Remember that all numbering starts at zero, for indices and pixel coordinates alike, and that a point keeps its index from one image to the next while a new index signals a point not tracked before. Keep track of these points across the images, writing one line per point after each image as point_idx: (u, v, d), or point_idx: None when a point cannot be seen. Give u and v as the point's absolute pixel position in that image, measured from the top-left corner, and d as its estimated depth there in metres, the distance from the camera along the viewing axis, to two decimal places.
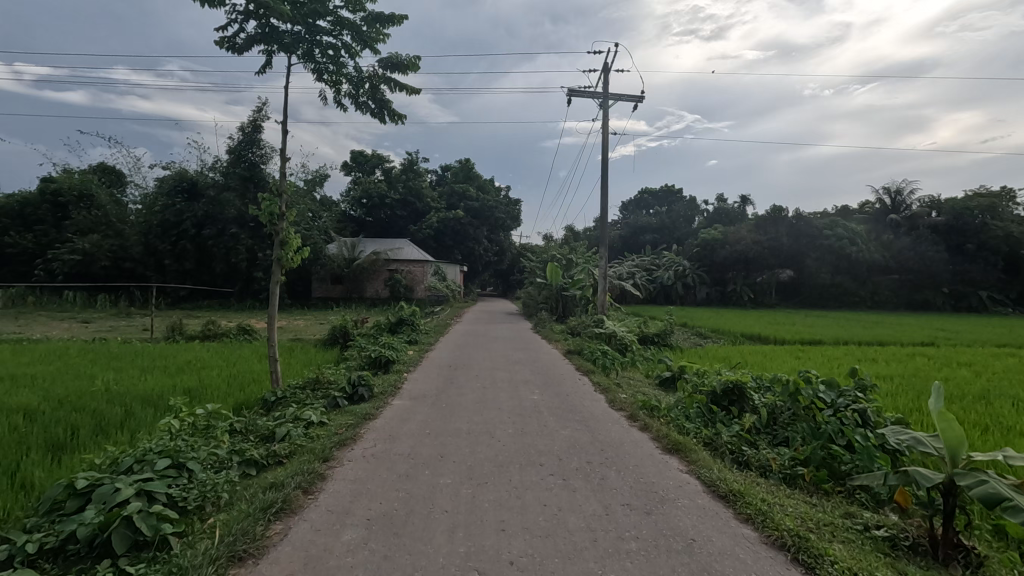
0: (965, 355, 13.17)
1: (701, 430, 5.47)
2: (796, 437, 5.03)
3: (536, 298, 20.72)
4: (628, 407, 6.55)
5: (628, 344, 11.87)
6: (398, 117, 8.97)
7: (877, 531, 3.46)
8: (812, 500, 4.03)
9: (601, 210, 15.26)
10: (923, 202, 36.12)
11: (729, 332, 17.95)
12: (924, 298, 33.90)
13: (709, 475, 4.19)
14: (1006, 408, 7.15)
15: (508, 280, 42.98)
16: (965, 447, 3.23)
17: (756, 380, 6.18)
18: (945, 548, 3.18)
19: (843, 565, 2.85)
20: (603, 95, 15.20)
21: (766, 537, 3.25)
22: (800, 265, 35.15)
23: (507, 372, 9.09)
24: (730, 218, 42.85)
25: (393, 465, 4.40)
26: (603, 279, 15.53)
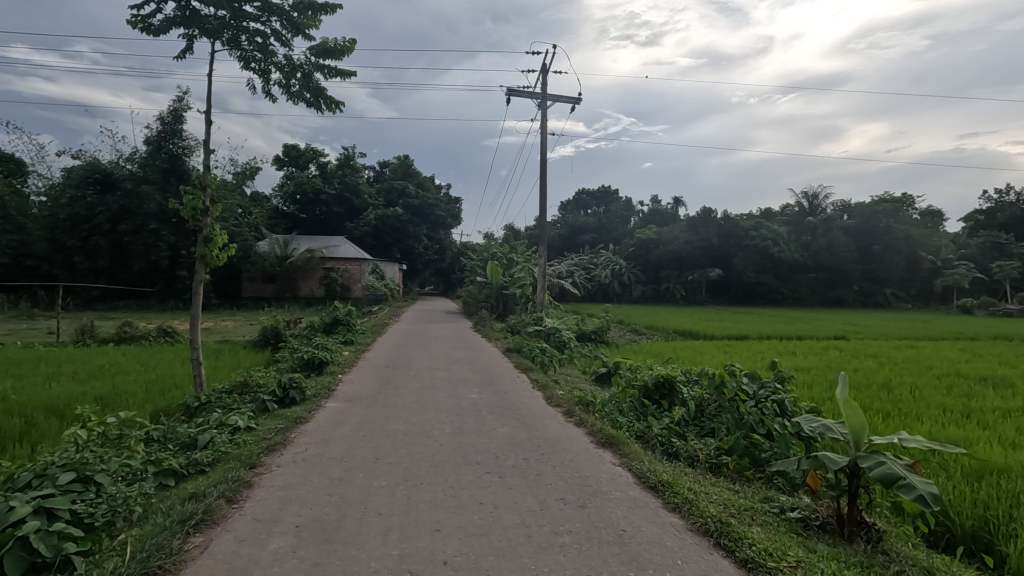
0: (872, 347, 14.29)
1: (633, 423, 5.67)
2: (721, 428, 5.30)
3: (476, 297, 20.68)
4: (565, 402, 6.68)
5: (566, 342, 12.08)
6: (333, 105, 8.70)
7: (792, 513, 3.70)
8: (734, 486, 4.26)
9: (540, 209, 15.44)
10: (836, 206, 38.75)
11: (662, 329, 18.63)
12: (838, 295, 36.40)
13: (640, 467, 4.34)
14: (904, 395, 7.85)
15: (448, 279, 42.65)
16: (867, 432, 3.50)
17: (685, 374, 6.45)
18: (849, 526, 3.43)
19: (759, 547, 3.02)
20: (541, 96, 15.37)
21: (692, 524, 3.40)
22: (727, 264, 37.10)
23: (446, 371, 9.02)
24: (665, 219, 44.44)
25: (326, 469, 4.27)
26: (542, 277, 15.71)
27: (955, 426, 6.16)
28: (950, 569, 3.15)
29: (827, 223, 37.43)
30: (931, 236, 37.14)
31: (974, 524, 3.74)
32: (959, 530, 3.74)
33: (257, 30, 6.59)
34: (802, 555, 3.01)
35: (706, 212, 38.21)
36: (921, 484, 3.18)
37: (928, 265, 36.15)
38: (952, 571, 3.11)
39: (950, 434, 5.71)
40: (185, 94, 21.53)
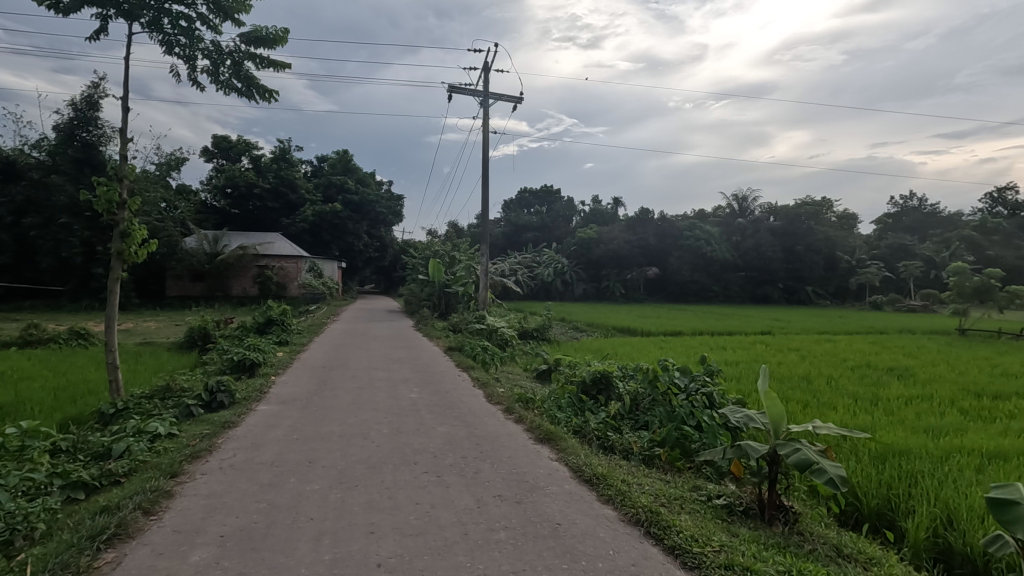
0: (795, 341, 15.22)
1: (570, 419, 5.78)
2: (654, 421, 5.48)
3: (418, 295, 20.43)
4: (505, 400, 6.72)
5: (509, 340, 12.11)
6: (267, 95, 8.33)
7: (717, 500, 3.89)
8: (666, 477, 4.42)
9: (482, 207, 15.44)
10: (763, 208, 40.93)
11: (602, 326, 19.08)
12: (765, 293, 38.51)
13: (575, 461, 4.44)
14: (819, 385, 8.45)
15: (390, 277, 41.88)
16: (785, 420, 3.73)
17: (621, 369, 6.63)
18: (770, 510, 3.64)
19: (686, 533, 3.16)
20: (483, 94, 15.36)
21: (624, 514, 3.50)
22: (664, 263, 38.57)
23: (386, 371, 8.86)
24: (605, 218, 45.49)
25: (254, 475, 4.09)
26: (484, 275, 15.73)
27: (865, 414, 6.67)
28: (856, 544, 3.40)
29: (755, 224, 39.49)
30: (847, 237, 39.96)
31: (878, 503, 4.06)
32: (867, 509, 4.05)
33: (181, 13, 6.21)
34: (726, 539, 3.16)
35: (644, 212, 39.52)
36: (831, 468, 3.41)
37: (845, 264, 38.87)
38: (859, 547, 3.37)
39: (859, 421, 6.19)
40: (101, 80, 20.00)
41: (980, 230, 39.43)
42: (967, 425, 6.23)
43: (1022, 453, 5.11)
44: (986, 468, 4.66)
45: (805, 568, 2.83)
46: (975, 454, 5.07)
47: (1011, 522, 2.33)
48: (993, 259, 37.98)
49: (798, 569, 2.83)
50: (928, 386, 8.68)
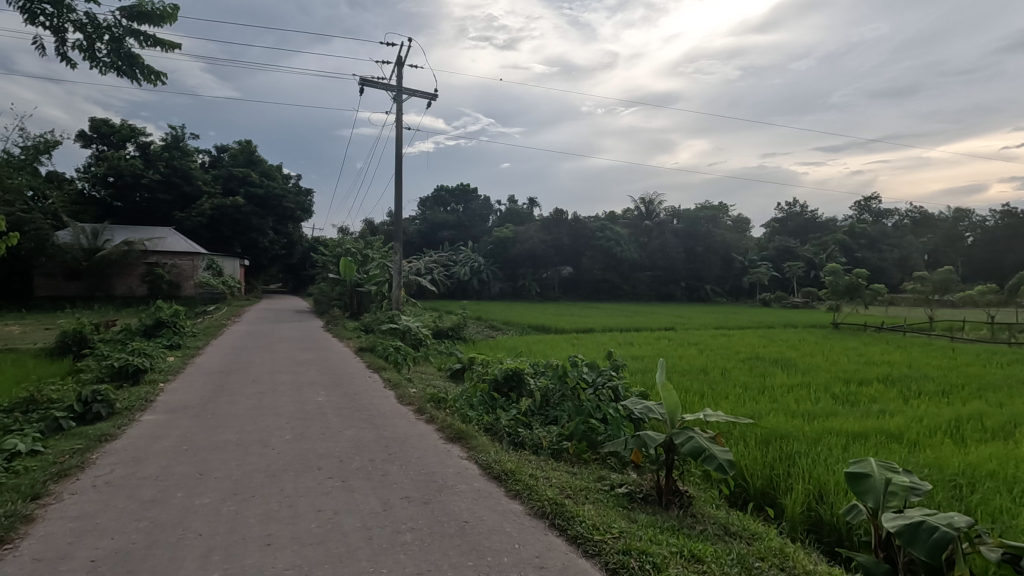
0: (695, 336, 16.26)
1: (482, 417, 5.82)
2: (563, 415, 5.62)
3: (328, 294, 19.67)
4: (417, 400, 6.63)
5: (423, 339, 11.95)
6: (153, 77, 7.66)
7: (619, 489, 4.08)
8: (573, 469, 4.58)
9: (396, 204, 15.10)
10: (667, 211, 43.37)
11: (517, 324, 19.35)
12: (669, 291, 40.84)
13: (485, 458, 4.47)
14: (715, 376, 9.11)
15: (298, 275, 39.93)
16: (681, 410, 3.97)
17: (532, 366, 6.75)
18: (667, 495, 3.86)
19: (588, 523, 3.27)
20: (396, 89, 15.04)
21: (530, 508, 3.57)
22: (577, 263, 39.81)
23: (291, 374, 8.44)
24: (521, 218, 46.10)
25: (135, 492, 3.73)
26: (398, 274, 15.38)
27: (753, 402, 7.28)
28: (741, 523, 3.70)
29: (661, 226, 41.76)
30: (741, 240, 43.31)
31: (762, 483, 4.44)
32: (752, 489, 4.42)
33: None
34: (625, 525, 3.33)
35: (559, 213, 40.54)
36: (720, 452, 3.66)
37: (739, 264, 42.05)
38: (743, 524, 3.66)
39: (747, 409, 6.74)
40: None
41: (850, 235, 44.25)
42: (837, 409, 6.98)
43: (880, 432, 5.79)
44: (851, 446, 5.23)
45: (695, 548, 3.04)
46: (843, 434, 5.68)
47: (863, 492, 2.62)
48: (861, 261, 42.80)
49: (689, 550, 3.03)
50: (807, 375, 9.60)
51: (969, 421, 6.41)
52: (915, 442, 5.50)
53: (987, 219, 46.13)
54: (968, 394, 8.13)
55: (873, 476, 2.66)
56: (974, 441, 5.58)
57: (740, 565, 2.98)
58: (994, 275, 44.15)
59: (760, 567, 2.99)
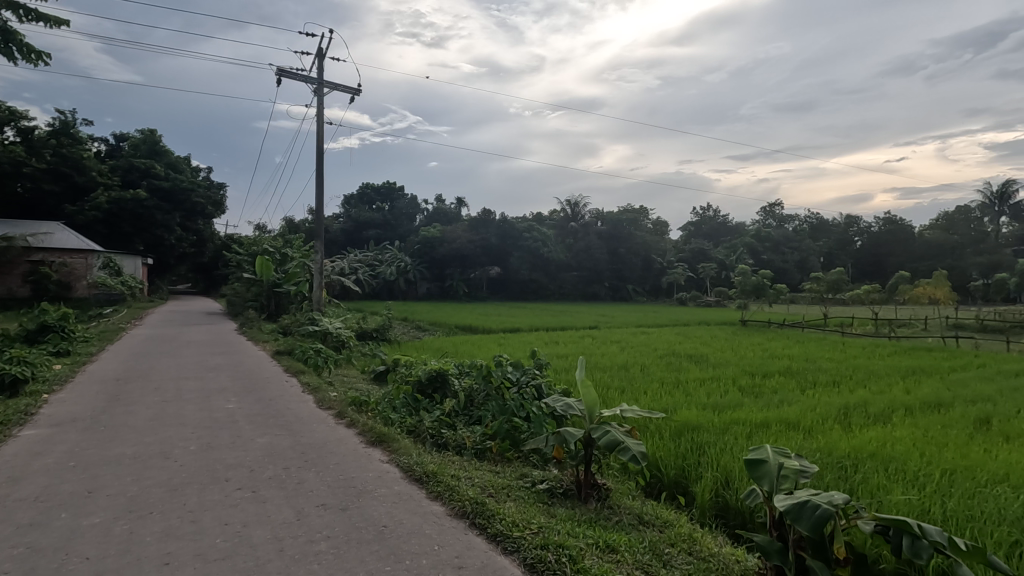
0: (616, 334, 16.87)
1: (405, 419, 5.74)
2: (487, 415, 5.63)
3: (243, 295, 18.63)
4: (337, 405, 6.40)
5: (345, 342, 11.55)
6: (36, 57, 6.97)
7: (540, 485, 4.15)
8: (496, 468, 4.61)
9: (317, 201, 14.53)
10: (592, 213, 44.61)
11: (444, 324, 19.20)
12: (594, 291, 42.09)
13: (406, 461, 4.40)
14: (633, 372, 9.51)
15: (210, 275, 37.50)
16: (598, 406, 4.10)
17: (457, 366, 6.72)
18: (586, 488, 3.97)
19: (508, 520, 3.31)
20: (317, 82, 14.46)
21: (451, 509, 3.56)
22: (504, 263, 40.16)
23: (198, 381, 7.88)
24: (448, 218, 45.74)
25: (9, 517, 3.35)
26: (318, 273, 14.77)
27: (668, 395, 7.66)
28: (654, 511, 3.88)
29: (586, 227, 42.93)
30: (660, 242, 45.38)
31: (674, 472, 4.69)
32: (666, 479, 4.66)
33: None
34: (544, 520, 3.40)
35: (487, 213, 40.65)
36: (634, 445, 3.80)
37: (658, 265, 44.06)
38: (656, 513, 3.84)
39: (663, 403, 7.08)
40: None
41: (757, 238, 47.59)
42: (743, 400, 7.50)
43: (779, 421, 6.27)
44: (755, 435, 5.61)
45: (609, 539, 3.16)
46: (747, 423, 6.11)
47: (759, 476, 2.83)
48: (766, 262, 46.13)
49: (604, 540, 3.15)
50: (717, 369, 10.22)
51: (855, 408, 7.08)
52: (809, 429, 6.01)
53: (871, 225, 51.25)
54: (854, 382, 9.03)
55: (768, 461, 2.87)
56: (858, 426, 6.18)
57: (653, 553, 3.12)
58: (877, 274, 49.28)
59: (669, 552, 3.15)
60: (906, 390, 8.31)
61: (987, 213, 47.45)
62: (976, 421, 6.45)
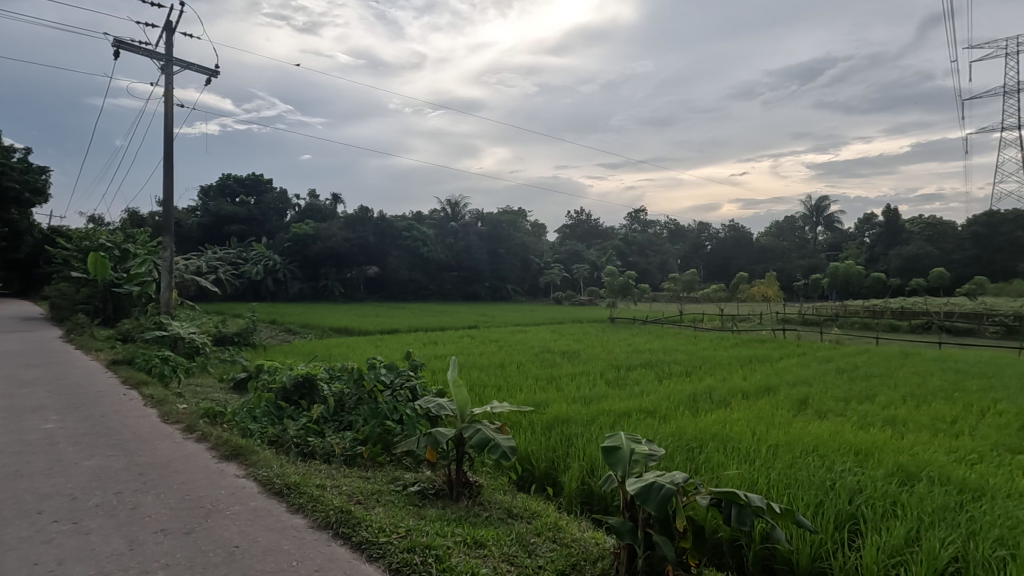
0: (495, 333, 17.24)
1: (266, 429, 5.34)
2: (358, 419, 5.41)
3: (71, 297, 16.14)
4: (186, 418, 5.77)
5: (200, 348, 10.47)
6: None
7: (412, 488, 4.09)
8: (366, 474, 4.45)
9: (166, 192, 13.00)
10: (472, 213, 44.96)
11: (318, 327, 18.20)
12: (474, 291, 42.57)
13: (265, 474, 4.09)
14: (510, 370, 9.79)
15: (29, 274, 32.05)
16: (469, 405, 4.13)
17: (328, 370, 6.38)
18: (456, 487, 3.97)
19: (375, 526, 3.21)
20: (165, 58, 12.93)
21: (314, 521, 3.38)
22: (382, 262, 39.11)
23: (4, 399, 6.63)
24: (322, 214, 43.24)
25: None
26: (168, 272, 13.17)
27: (542, 391, 7.98)
28: (524, 504, 3.99)
29: (466, 227, 43.23)
30: (537, 243, 47.05)
31: (545, 465, 4.88)
32: (537, 471, 4.84)
33: None
34: (414, 523, 3.35)
35: (364, 210, 39.20)
36: (504, 441, 3.86)
37: (535, 266, 45.63)
38: (525, 505, 3.96)
39: (536, 398, 7.34)
40: None
41: (625, 241, 51.25)
42: (609, 392, 8.03)
43: (640, 410, 6.79)
44: (617, 424, 6.02)
45: (477, 534, 3.21)
46: (612, 414, 6.54)
47: (614, 462, 3.02)
48: (632, 264, 49.90)
49: (472, 537, 3.18)
50: (587, 364, 10.88)
51: (704, 394, 7.90)
52: (664, 415, 6.59)
53: (719, 232, 57.46)
54: (702, 371, 10.09)
55: (621, 447, 3.08)
56: (704, 411, 6.91)
57: (519, 544, 3.22)
58: (724, 276, 54.78)
59: (535, 542, 3.27)
60: (744, 377, 9.47)
61: (807, 223, 55.48)
62: (796, 401, 7.51)
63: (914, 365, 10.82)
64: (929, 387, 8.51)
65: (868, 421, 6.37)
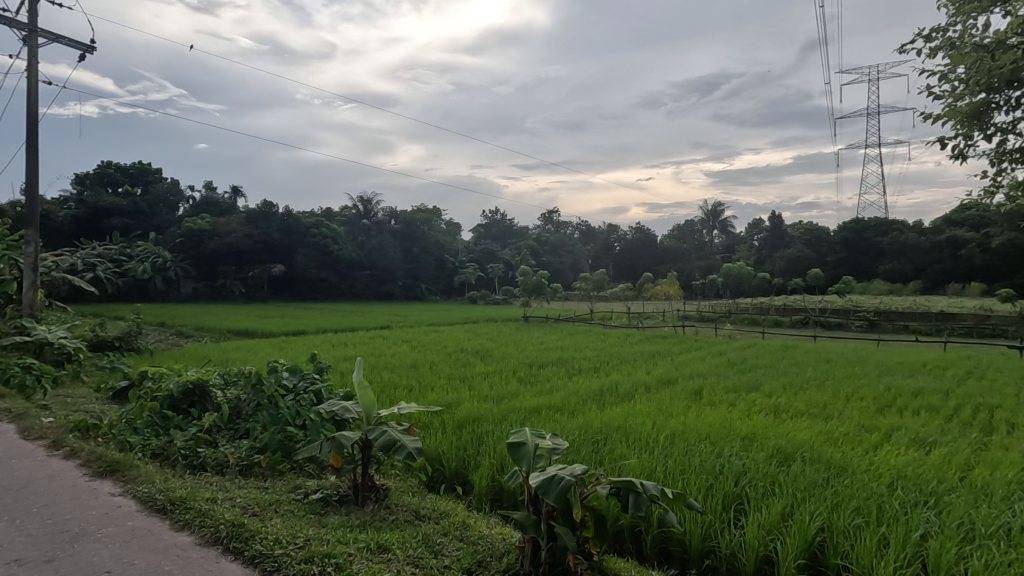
0: (408, 333, 16.92)
1: (149, 442, 4.88)
2: (256, 427, 5.08)
3: None
4: (52, 433, 5.15)
5: (72, 354, 9.37)
6: None
7: (314, 495, 3.91)
8: (264, 484, 4.20)
9: (29, 179, 11.48)
10: (385, 211, 43.88)
11: (213, 329, 16.92)
12: (387, 291, 41.54)
13: (147, 490, 3.75)
14: (423, 370, 9.68)
15: None
16: (376, 407, 4.01)
17: (223, 375, 5.96)
18: (363, 491, 3.85)
19: (270, 538, 3.04)
20: (28, 29, 11.46)
21: (201, 537, 3.14)
22: (289, 261, 37.19)
23: None
24: (220, 208, 40.26)
25: None
26: (32, 269, 11.66)
27: (454, 391, 7.95)
28: (434, 505, 3.95)
29: (378, 226, 42.14)
30: (452, 242, 46.86)
31: (456, 464, 4.86)
32: (447, 472, 4.82)
33: None
34: (314, 532, 3.21)
35: (268, 205, 37.02)
36: (411, 441, 3.77)
37: (450, 265, 45.37)
38: (433, 506, 3.92)
39: (447, 398, 7.29)
40: None
41: (539, 242, 52.26)
42: (521, 389, 8.17)
43: (549, 406, 6.94)
44: (527, 421, 6.13)
45: (382, 538, 3.14)
46: (522, 410, 6.65)
47: (518, 458, 3.07)
48: (545, 263, 50.95)
49: (376, 541, 3.11)
50: (500, 362, 10.99)
51: (610, 389, 8.24)
52: (572, 410, 6.79)
53: (627, 233, 60.16)
54: (610, 367, 10.53)
55: (527, 443, 3.14)
56: (610, 405, 7.20)
57: (425, 545, 3.19)
58: (631, 276, 57.43)
59: (442, 542, 3.25)
60: (647, 372, 10.00)
61: (705, 227, 59.59)
62: (692, 393, 8.03)
63: (793, 356, 11.98)
64: (806, 376, 9.44)
65: (754, 409, 6.93)
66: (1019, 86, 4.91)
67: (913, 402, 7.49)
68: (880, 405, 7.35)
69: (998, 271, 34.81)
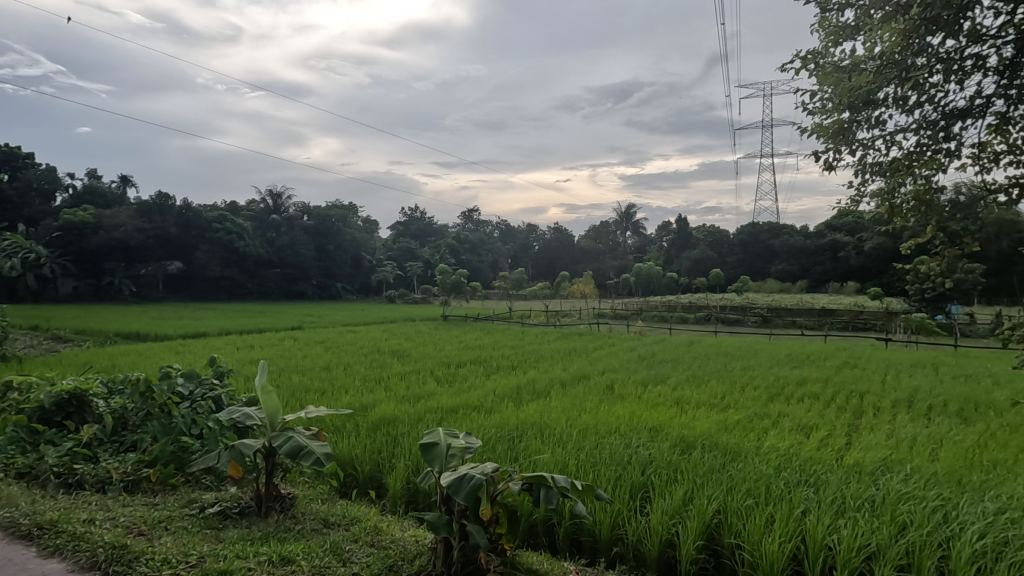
0: (320, 334, 16.23)
1: (12, 460, 4.33)
2: (144, 438, 4.65)
3: None
4: None
5: None
6: None
7: (210, 509, 3.65)
8: (153, 500, 3.86)
9: None
10: (296, 206, 41.81)
11: (97, 333, 15.34)
12: (299, 290, 39.57)
13: (9, 514, 3.32)
14: (337, 372, 9.34)
15: None
16: (281, 412, 3.80)
17: (107, 383, 5.40)
18: (266, 502, 3.64)
19: (159, 558, 2.80)
20: None
21: (75, 564, 2.83)
22: (187, 257, 34.58)
23: None
24: (106, 199, 36.54)
25: None
26: None
27: (369, 392, 7.73)
28: (344, 511, 3.82)
29: (289, 222, 40.06)
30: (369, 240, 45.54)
31: (369, 468, 4.73)
32: (360, 476, 4.68)
33: None
34: (209, 548, 3.00)
35: (163, 197, 34.12)
36: (319, 447, 3.58)
37: (367, 263, 44.08)
38: (344, 512, 3.78)
39: (361, 400, 7.09)
40: None
41: (458, 240, 51.99)
42: (438, 389, 8.09)
43: (466, 405, 6.91)
44: (444, 421, 6.08)
45: (286, 550, 2.99)
46: (439, 410, 6.59)
47: (431, 458, 3.03)
48: (465, 262, 50.79)
49: (279, 553, 2.96)
50: (418, 362, 10.82)
51: (528, 386, 8.34)
52: (490, 408, 6.82)
53: (545, 232, 61.33)
54: (527, 365, 10.68)
55: (439, 443, 3.11)
56: (525, 402, 7.29)
57: (334, 553, 3.07)
58: (549, 274, 58.63)
59: (351, 548, 3.14)
60: (563, 368, 10.25)
61: (619, 228, 62.03)
62: (604, 388, 8.33)
63: (696, 350, 12.80)
64: (709, 369, 10.09)
65: (661, 402, 7.30)
66: (874, 106, 5.33)
67: (798, 390, 8.24)
68: (770, 394, 8.02)
69: (869, 271, 38.96)
